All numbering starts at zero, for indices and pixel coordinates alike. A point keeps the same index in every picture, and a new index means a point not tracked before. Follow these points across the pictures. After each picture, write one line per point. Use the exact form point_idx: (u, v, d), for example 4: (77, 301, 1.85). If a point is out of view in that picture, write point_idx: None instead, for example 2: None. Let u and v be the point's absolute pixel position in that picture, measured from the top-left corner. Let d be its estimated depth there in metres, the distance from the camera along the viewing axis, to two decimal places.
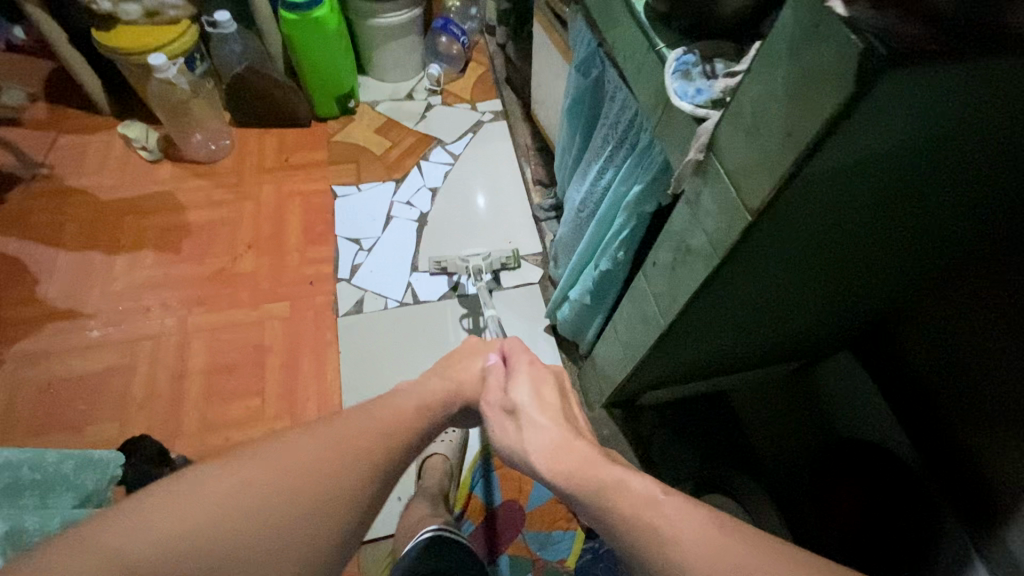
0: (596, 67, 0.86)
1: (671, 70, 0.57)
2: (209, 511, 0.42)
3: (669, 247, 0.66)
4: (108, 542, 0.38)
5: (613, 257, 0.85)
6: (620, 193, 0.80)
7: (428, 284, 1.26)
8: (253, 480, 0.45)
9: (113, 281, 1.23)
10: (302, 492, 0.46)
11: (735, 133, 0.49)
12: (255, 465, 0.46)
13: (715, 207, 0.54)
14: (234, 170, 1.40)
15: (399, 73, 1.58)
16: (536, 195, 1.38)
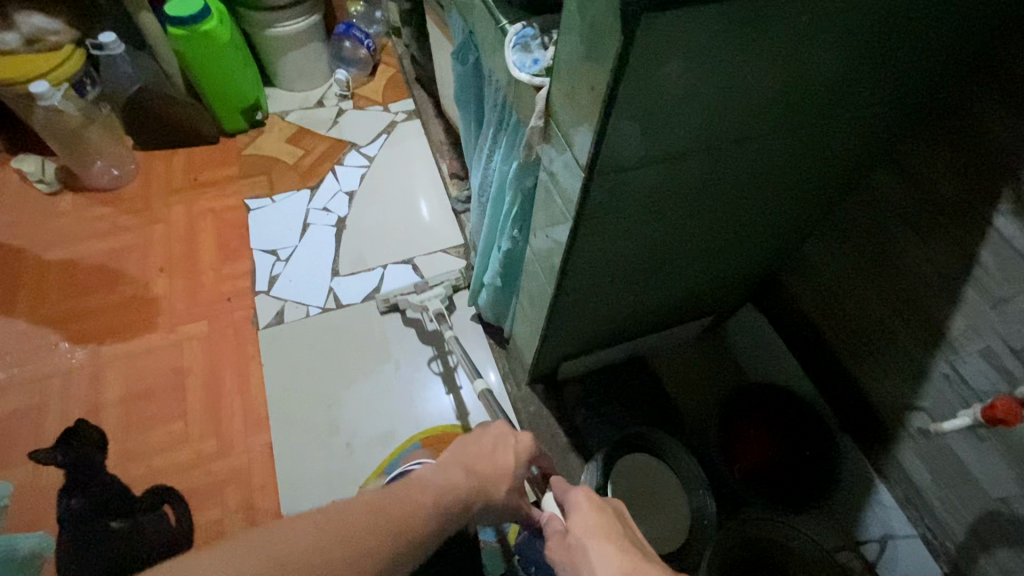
0: (471, 51, 0.87)
1: (511, 43, 0.59)
2: None
3: (541, 215, 0.69)
4: None
5: (509, 236, 0.88)
6: (504, 172, 0.82)
7: (351, 288, 1.25)
8: None
9: (16, 319, 1.17)
10: None
11: (561, 96, 0.51)
12: None
13: (560, 171, 0.57)
14: (139, 195, 1.37)
15: (305, 82, 1.57)
16: (453, 187, 1.39)
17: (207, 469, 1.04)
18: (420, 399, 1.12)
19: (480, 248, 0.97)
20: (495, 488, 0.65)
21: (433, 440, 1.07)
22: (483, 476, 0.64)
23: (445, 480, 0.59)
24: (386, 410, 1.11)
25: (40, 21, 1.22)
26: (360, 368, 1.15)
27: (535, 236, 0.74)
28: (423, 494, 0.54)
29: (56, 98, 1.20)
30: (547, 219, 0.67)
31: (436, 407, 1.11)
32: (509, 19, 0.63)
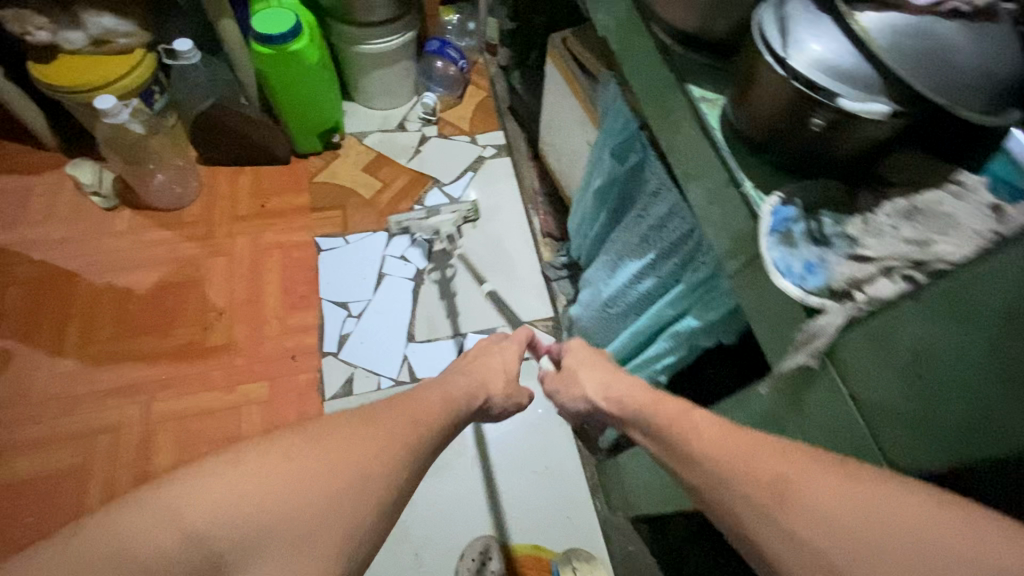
0: (636, 150, 0.71)
1: (766, 230, 0.44)
2: (228, 491, 0.39)
3: (737, 419, 0.54)
4: (167, 512, 0.38)
5: (652, 378, 0.73)
6: (666, 315, 0.67)
7: (428, 358, 1.13)
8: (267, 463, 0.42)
9: (62, 357, 1.06)
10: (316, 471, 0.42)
11: (879, 363, 0.36)
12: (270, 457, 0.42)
13: (824, 430, 0.41)
14: (202, 218, 1.24)
15: (388, 101, 1.41)
16: (546, 249, 1.24)
17: None
18: (497, 506, 0.99)
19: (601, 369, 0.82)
20: (495, 382, 0.67)
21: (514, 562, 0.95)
22: (468, 360, 0.69)
23: (454, 383, 0.61)
24: (460, 514, 0.98)
25: (110, 22, 1.07)
26: None
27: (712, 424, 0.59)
28: (431, 395, 0.56)
29: (123, 116, 1.05)
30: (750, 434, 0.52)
31: (516, 518, 0.99)
32: (755, 182, 0.47)
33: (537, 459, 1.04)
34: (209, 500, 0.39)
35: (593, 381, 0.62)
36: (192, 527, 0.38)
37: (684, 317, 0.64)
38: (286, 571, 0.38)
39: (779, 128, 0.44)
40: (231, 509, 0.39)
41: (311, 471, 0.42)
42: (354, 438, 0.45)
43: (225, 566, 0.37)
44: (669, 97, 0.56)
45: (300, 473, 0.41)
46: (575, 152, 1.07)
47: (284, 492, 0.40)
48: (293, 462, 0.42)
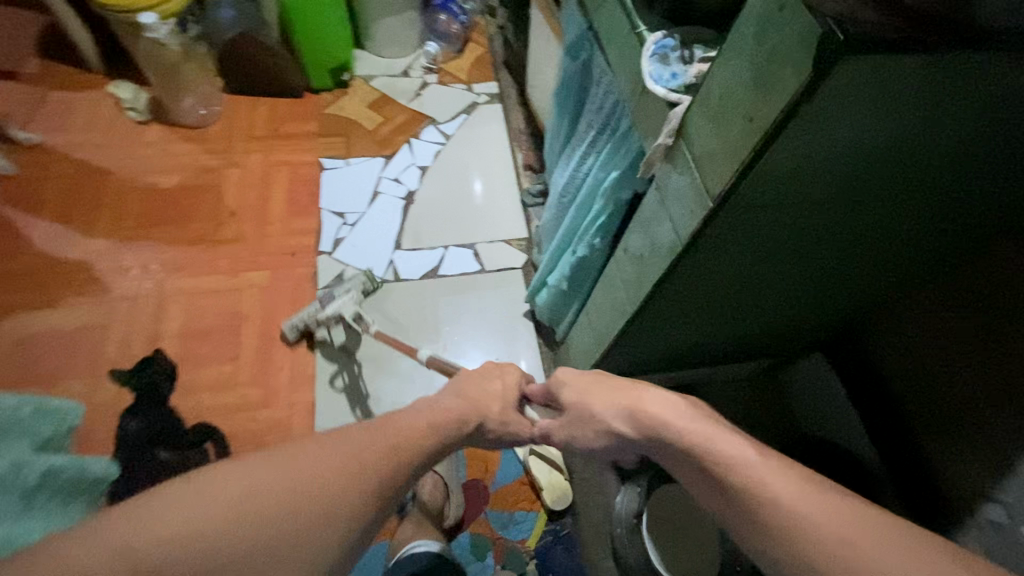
0: (584, 49, 0.85)
1: (648, 53, 0.57)
2: (220, 510, 0.41)
3: (638, 234, 0.66)
4: (164, 518, 0.39)
5: (589, 243, 0.85)
6: (599, 179, 0.80)
7: (412, 262, 1.27)
8: (259, 476, 0.44)
9: (92, 240, 1.21)
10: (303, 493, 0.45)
11: (704, 119, 0.48)
12: (261, 471, 0.45)
13: (680, 196, 0.54)
14: (221, 136, 1.39)
15: (395, 49, 1.57)
16: (526, 179, 1.38)
17: (250, 415, 1.06)
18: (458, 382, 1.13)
19: (553, 248, 0.95)
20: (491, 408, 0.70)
21: None
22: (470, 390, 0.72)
23: (443, 410, 0.65)
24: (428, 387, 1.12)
25: None
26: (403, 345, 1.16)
27: (623, 252, 0.72)
28: (415, 421, 0.60)
29: (161, 32, 1.22)
30: (645, 239, 0.64)
31: None
32: (648, 27, 0.60)
33: (499, 350, 1.18)
34: (206, 512, 0.40)
35: (607, 407, 0.66)
36: (197, 545, 0.39)
37: (610, 175, 0.76)
38: None
39: None
40: (224, 522, 0.41)
41: (301, 487, 0.45)
42: (337, 455, 0.49)
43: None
44: None
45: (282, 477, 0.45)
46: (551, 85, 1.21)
47: (278, 514, 0.43)
48: (281, 476, 0.45)
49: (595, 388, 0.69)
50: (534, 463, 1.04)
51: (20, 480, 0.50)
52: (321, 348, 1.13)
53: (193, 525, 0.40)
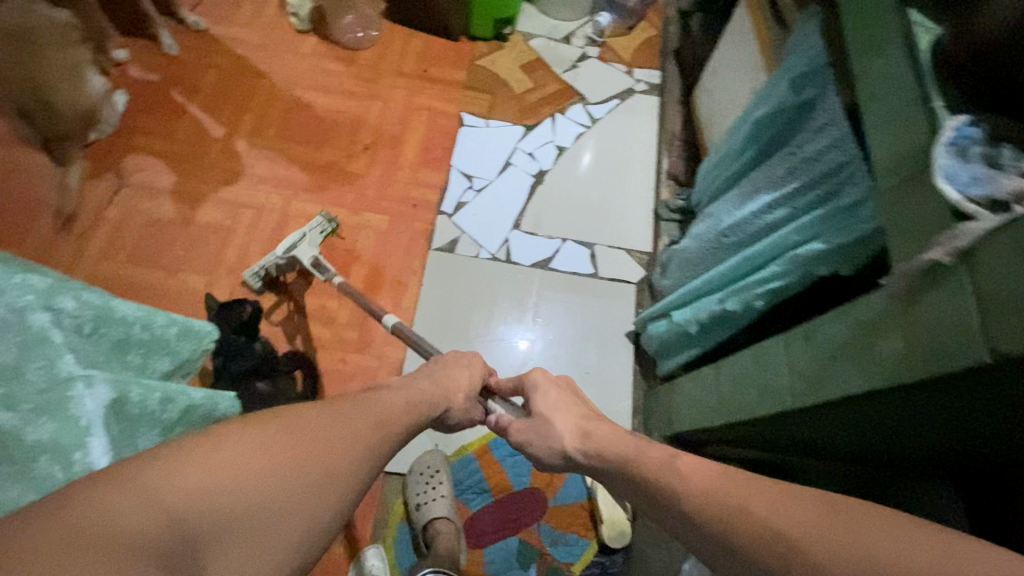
0: (814, 85, 0.74)
1: (943, 140, 0.47)
2: (212, 475, 0.39)
3: (837, 328, 0.58)
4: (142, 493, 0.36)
5: (747, 301, 0.77)
6: (789, 240, 0.70)
7: (528, 247, 1.21)
8: (236, 455, 0.41)
9: (235, 141, 1.23)
10: (283, 468, 0.42)
11: (1016, 256, 0.38)
12: (233, 450, 0.41)
13: (935, 325, 0.45)
14: (372, 64, 1.36)
15: (564, 12, 1.47)
16: (666, 189, 1.29)
17: (342, 356, 1.07)
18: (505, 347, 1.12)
19: (697, 288, 0.87)
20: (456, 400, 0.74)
21: None
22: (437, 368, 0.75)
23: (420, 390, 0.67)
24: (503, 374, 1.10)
25: None
26: (498, 331, 1.13)
27: (803, 338, 0.63)
28: (395, 398, 0.62)
29: None
30: (851, 337, 0.55)
31: None
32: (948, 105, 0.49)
33: (593, 364, 1.13)
34: (192, 483, 0.38)
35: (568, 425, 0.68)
36: (176, 512, 0.36)
37: (809, 243, 0.67)
38: (247, 561, 0.38)
39: (992, 50, 0.45)
40: (203, 490, 0.38)
41: (271, 459, 0.42)
42: (316, 431, 0.47)
43: (199, 550, 0.36)
44: (881, 20, 0.59)
45: (247, 483, 0.40)
46: (732, 98, 1.09)
47: (248, 487, 0.40)
48: (247, 451, 0.42)
49: (560, 409, 0.72)
50: (601, 493, 0.99)
51: (165, 416, 0.49)
52: (421, 308, 1.13)
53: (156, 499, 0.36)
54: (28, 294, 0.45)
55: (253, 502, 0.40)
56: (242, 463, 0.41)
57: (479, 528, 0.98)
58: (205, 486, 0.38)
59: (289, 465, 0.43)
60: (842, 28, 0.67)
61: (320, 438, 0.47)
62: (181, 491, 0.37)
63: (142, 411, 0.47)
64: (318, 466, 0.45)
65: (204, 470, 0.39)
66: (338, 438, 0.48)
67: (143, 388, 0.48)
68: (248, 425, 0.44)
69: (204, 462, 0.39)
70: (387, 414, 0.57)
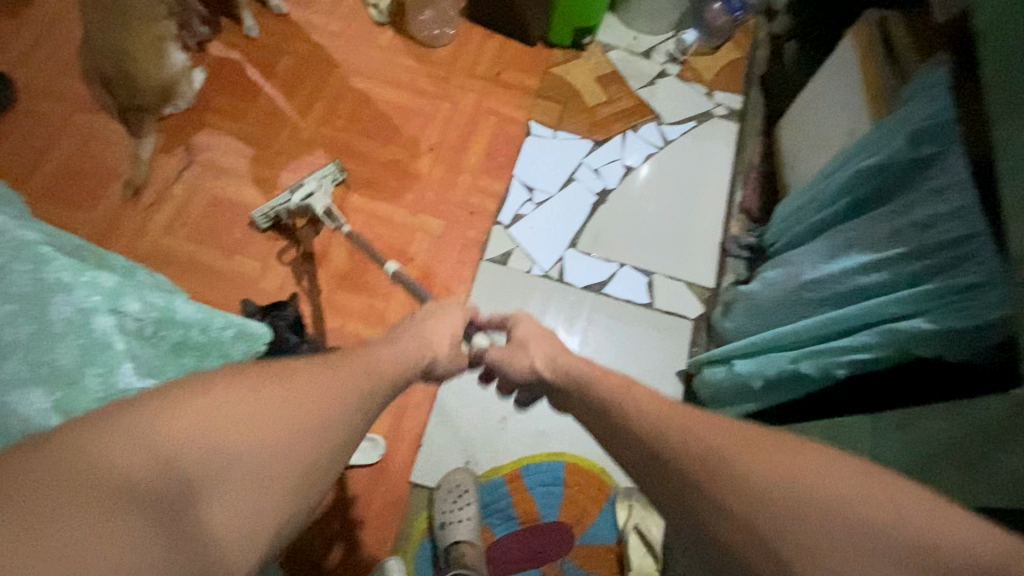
0: (935, 142, 0.67)
1: None
2: (211, 417, 0.40)
3: (940, 424, 0.51)
4: (143, 438, 0.38)
5: (826, 368, 0.70)
6: (887, 310, 0.64)
7: (582, 267, 1.17)
8: (240, 403, 0.42)
9: (303, 128, 1.23)
10: (282, 416, 0.43)
11: None
12: (235, 397, 0.43)
13: None
14: (446, 63, 1.33)
15: (648, 25, 1.40)
16: (737, 224, 1.21)
17: None
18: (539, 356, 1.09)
19: (766, 342, 0.80)
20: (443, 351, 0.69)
21: (573, 468, 1.00)
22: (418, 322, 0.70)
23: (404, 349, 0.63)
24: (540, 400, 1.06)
25: None
26: None
27: (894, 425, 0.57)
28: (388, 360, 0.59)
29: None
30: (959, 440, 0.49)
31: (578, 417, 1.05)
32: None
33: None
34: (191, 425, 0.39)
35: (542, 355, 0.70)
36: (174, 453, 0.38)
37: (911, 318, 0.60)
38: (244, 500, 0.39)
39: None
40: (203, 436, 0.39)
41: (277, 410, 0.43)
42: (313, 383, 0.48)
43: (194, 492, 0.37)
44: None
45: (235, 423, 0.41)
46: (824, 137, 1.01)
47: (253, 437, 0.41)
48: (250, 405, 0.42)
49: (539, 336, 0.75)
50: (632, 538, 0.95)
51: None
52: None
53: (155, 439, 0.38)
54: (93, 295, 0.47)
55: (256, 451, 0.41)
56: (249, 411, 0.42)
57: (500, 556, 0.94)
58: (206, 433, 0.39)
59: (290, 420, 0.44)
60: (980, 86, 0.60)
61: (325, 397, 0.47)
62: (181, 441, 0.38)
63: None
64: (314, 415, 0.45)
65: (206, 419, 0.40)
66: (334, 390, 0.49)
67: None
68: (233, 374, 0.45)
69: (210, 409, 0.41)
70: (383, 369, 0.57)
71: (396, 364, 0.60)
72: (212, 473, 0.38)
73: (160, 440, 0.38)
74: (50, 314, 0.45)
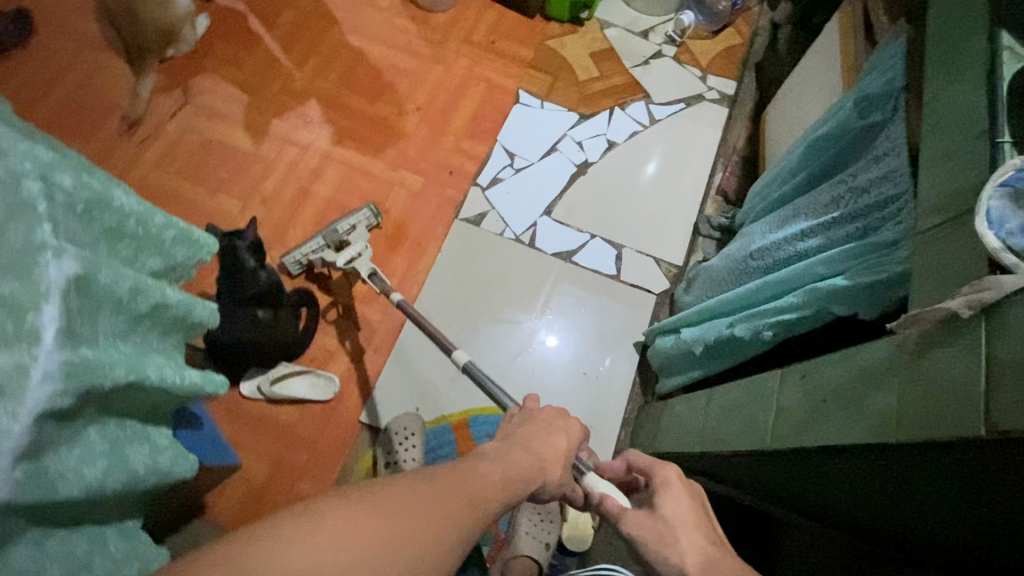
0: (883, 110, 0.66)
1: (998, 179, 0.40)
2: (333, 558, 0.34)
3: (835, 371, 0.52)
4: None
5: (755, 330, 0.71)
6: (814, 271, 0.64)
7: (554, 235, 1.18)
8: (342, 523, 0.35)
9: (296, 80, 1.26)
10: (393, 545, 0.36)
11: None
12: (338, 517, 0.36)
13: (937, 387, 0.39)
14: (443, 28, 1.36)
15: (647, 5, 1.41)
16: (712, 205, 1.23)
17: (348, 304, 1.09)
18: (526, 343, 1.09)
19: (709, 308, 0.81)
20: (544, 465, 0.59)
21: None
22: None
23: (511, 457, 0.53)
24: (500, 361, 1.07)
25: None
26: (504, 314, 1.11)
27: (800, 376, 0.57)
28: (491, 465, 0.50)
29: None
30: (847, 385, 0.50)
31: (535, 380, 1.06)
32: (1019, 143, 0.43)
33: (592, 367, 1.09)
34: (298, 565, 0.32)
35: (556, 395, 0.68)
36: None
37: (833, 277, 0.61)
38: None
39: None
40: (312, 570, 0.33)
41: (369, 519, 0.37)
42: (431, 500, 0.40)
43: None
44: (964, 40, 0.51)
45: (330, 575, 0.33)
46: (801, 118, 1.00)
47: (352, 555, 0.35)
48: (352, 520, 0.36)
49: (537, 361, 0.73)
50: None
51: (132, 306, 0.51)
52: (433, 274, 1.13)
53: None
54: (28, 162, 0.45)
55: (363, 575, 0.34)
56: (339, 524, 0.35)
57: None
58: (311, 555, 0.33)
59: (400, 540, 0.37)
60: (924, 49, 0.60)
61: (441, 517, 0.40)
62: (283, 565, 0.32)
63: (109, 294, 0.49)
64: (433, 540, 0.38)
65: (315, 539, 0.34)
66: (452, 505, 0.41)
67: (116, 276, 0.50)
68: (338, 495, 0.37)
69: (307, 525, 0.34)
70: (491, 483, 0.47)
71: (509, 480, 0.50)
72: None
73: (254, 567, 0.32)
74: None
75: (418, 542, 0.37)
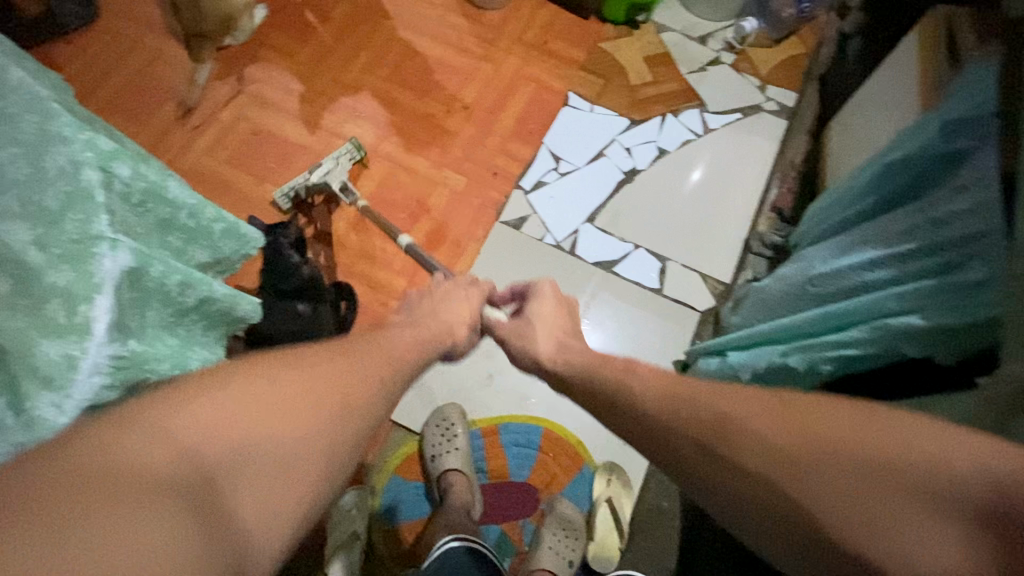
0: (971, 136, 0.61)
1: None
2: (228, 411, 0.41)
3: None
4: (152, 427, 0.38)
5: (812, 362, 0.67)
6: (882, 306, 0.60)
7: (596, 243, 1.15)
8: (231, 389, 0.43)
9: (347, 73, 1.27)
10: (288, 406, 0.44)
11: None
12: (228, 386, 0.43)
13: None
14: (495, 26, 1.34)
15: (707, 9, 1.36)
16: (765, 220, 1.15)
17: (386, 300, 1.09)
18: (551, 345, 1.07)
19: (760, 334, 0.77)
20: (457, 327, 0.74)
21: (552, 435, 0.99)
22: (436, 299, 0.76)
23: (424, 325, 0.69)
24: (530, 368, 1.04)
25: None
26: None
27: None
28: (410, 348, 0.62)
29: None
30: None
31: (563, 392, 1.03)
32: None
33: None
34: (193, 419, 0.40)
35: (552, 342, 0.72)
36: (186, 444, 0.39)
37: (905, 315, 0.56)
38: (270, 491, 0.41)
39: None
40: (211, 426, 0.40)
41: (272, 393, 0.44)
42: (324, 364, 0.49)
43: (214, 482, 0.38)
44: None
45: (239, 421, 0.41)
46: (871, 137, 0.94)
47: (256, 426, 0.42)
48: (248, 390, 0.44)
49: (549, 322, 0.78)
50: (600, 510, 0.94)
51: (180, 299, 0.52)
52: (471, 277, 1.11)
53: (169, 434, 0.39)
54: (90, 152, 0.47)
55: (267, 440, 0.42)
56: (223, 397, 0.42)
57: None
58: (200, 417, 0.40)
59: (301, 397, 0.46)
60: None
61: (328, 378, 0.49)
62: (173, 422, 0.39)
63: (158, 287, 0.49)
64: (330, 401, 0.47)
65: (211, 405, 0.41)
66: (346, 374, 0.50)
67: (167, 268, 0.50)
68: (223, 364, 0.45)
69: (200, 394, 0.42)
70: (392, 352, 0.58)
71: (418, 342, 0.65)
72: (216, 448, 0.40)
73: (157, 433, 0.38)
74: (44, 160, 0.46)
75: (310, 397, 0.46)
